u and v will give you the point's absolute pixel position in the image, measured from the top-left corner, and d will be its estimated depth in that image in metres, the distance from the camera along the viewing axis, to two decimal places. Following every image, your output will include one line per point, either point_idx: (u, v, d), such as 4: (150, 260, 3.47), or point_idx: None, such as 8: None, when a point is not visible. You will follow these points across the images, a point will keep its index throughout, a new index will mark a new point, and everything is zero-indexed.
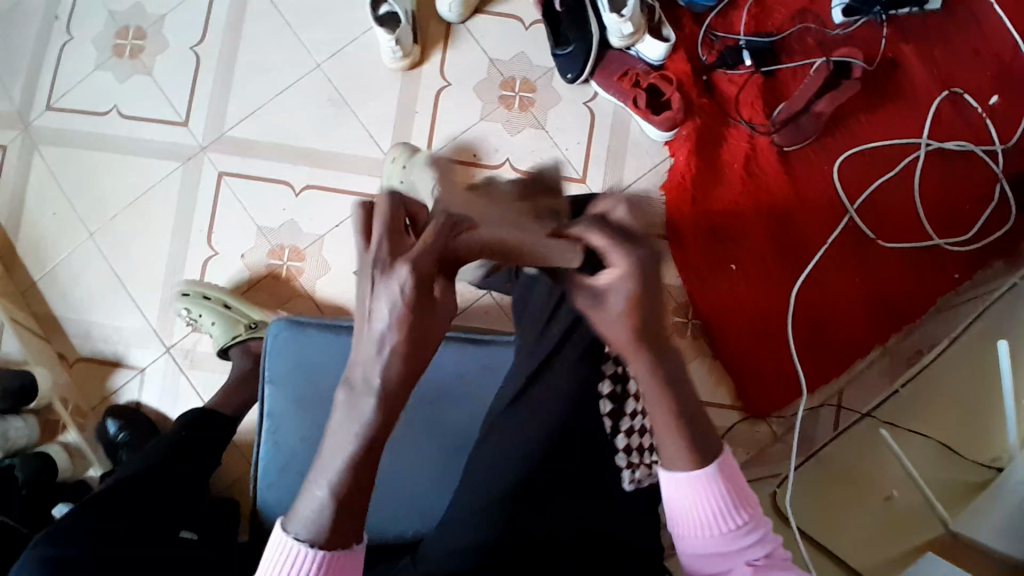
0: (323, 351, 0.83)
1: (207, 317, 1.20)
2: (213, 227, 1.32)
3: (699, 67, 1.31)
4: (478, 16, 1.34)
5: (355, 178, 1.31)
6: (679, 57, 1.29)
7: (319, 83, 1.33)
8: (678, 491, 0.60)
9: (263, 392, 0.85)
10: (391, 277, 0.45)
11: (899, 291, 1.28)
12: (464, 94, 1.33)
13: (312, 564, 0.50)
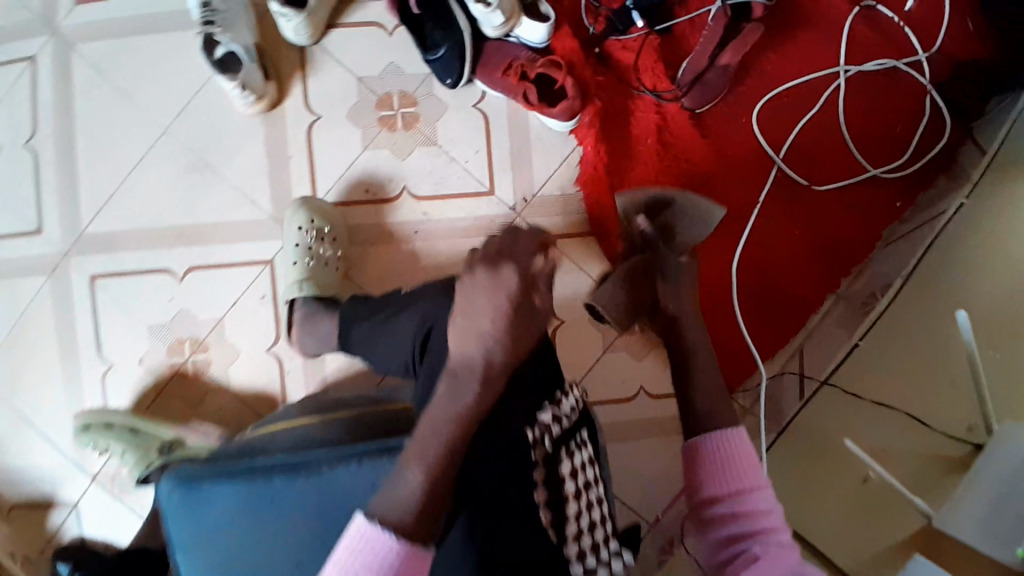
0: (223, 507, 0.73)
1: (117, 447, 1.11)
2: (104, 337, 1.19)
3: (587, 38, 1.17)
4: (332, 32, 1.17)
5: (242, 247, 1.17)
6: (564, 33, 1.15)
7: (174, 149, 1.17)
8: (714, 437, 0.76)
9: (177, 561, 0.76)
10: (500, 280, 0.60)
11: (843, 231, 1.20)
12: (339, 126, 1.18)
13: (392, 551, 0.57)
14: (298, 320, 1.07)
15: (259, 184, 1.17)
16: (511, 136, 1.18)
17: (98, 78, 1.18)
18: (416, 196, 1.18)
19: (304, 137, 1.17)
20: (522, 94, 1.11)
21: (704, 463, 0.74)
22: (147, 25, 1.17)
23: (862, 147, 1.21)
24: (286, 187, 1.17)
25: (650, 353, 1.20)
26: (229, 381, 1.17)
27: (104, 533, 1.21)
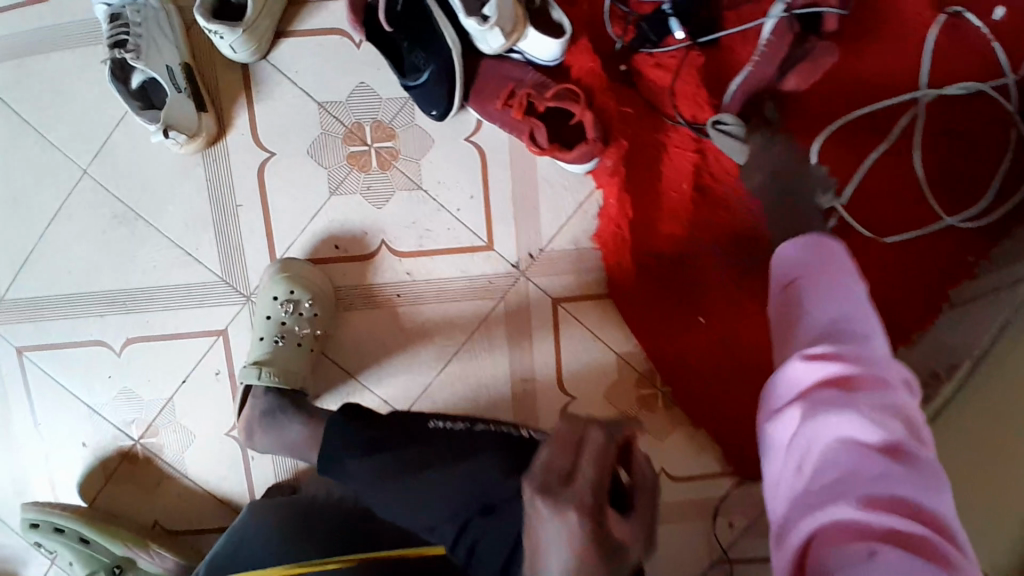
0: None
1: (63, 556, 0.98)
2: (36, 418, 1.01)
3: (610, 53, 0.94)
4: (281, 44, 0.92)
5: (187, 315, 0.97)
6: (580, 48, 0.90)
7: (97, 197, 0.95)
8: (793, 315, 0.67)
9: None
10: (561, 522, 0.47)
11: (897, 295, 0.97)
12: (297, 165, 0.94)
13: None
14: (256, 420, 0.86)
15: (202, 238, 0.95)
16: (514, 178, 0.96)
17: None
18: (397, 252, 0.97)
19: (255, 180, 0.94)
20: (529, 134, 0.87)
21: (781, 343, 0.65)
22: (49, 38, 0.93)
23: (943, 190, 0.97)
24: (235, 243, 0.95)
25: (674, 433, 1.03)
26: (189, 468, 1.01)
27: None
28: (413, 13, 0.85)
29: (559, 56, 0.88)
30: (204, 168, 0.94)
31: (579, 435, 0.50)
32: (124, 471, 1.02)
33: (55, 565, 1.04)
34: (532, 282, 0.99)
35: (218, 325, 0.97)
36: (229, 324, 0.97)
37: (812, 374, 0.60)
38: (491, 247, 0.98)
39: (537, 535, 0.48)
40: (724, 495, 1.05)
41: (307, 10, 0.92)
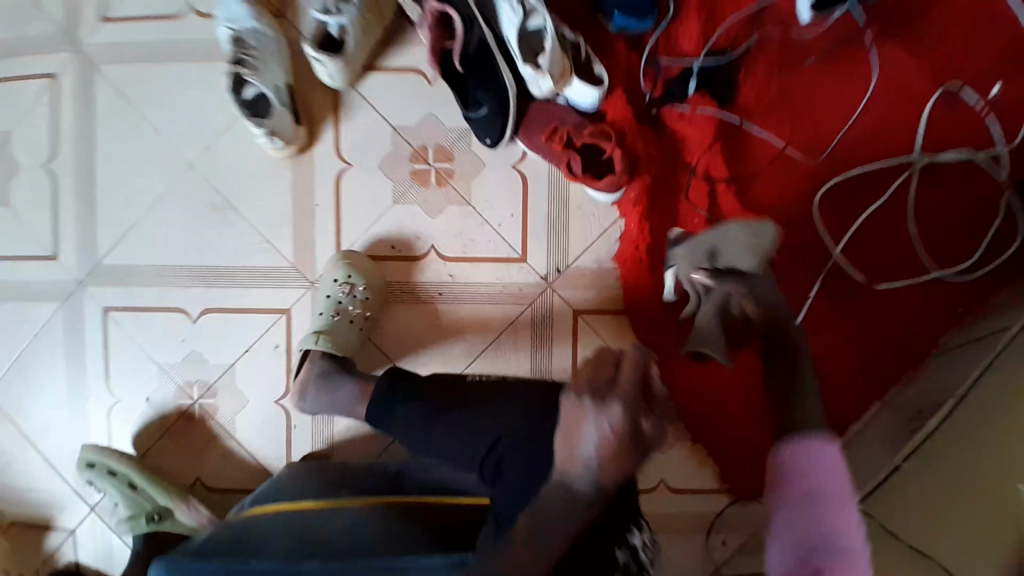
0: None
1: (112, 499, 1.09)
2: (111, 370, 1.15)
3: (642, 103, 1.10)
4: (370, 76, 1.12)
5: (257, 293, 1.12)
6: (617, 98, 1.07)
7: (198, 187, 1.12)
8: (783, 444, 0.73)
9: None
10: (602, 412, 0.59)
11: (893, 331, 1.11)
12: (369, 174, 1.12)
13: None
14: (313, 378, 0.99)
15: (282, 230, 1.12)
16: (550, 202, 1.12)
17: (125, 103, 1.13)
18: (443, 256, 1.12)
19: (332, 186, 1.12)
20: (566, 163, 1.05)
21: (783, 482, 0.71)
22: (175, 48, 1.12)
23: (936, 246, 1.11)
24: (308, 237, 1.12)
25: (676, 445, 1.12)
26: (237, 430, 1.13)
27: (98, 564, 1.17)
28: (480, 60, 1.02)
29: (597, 103, 1.05)
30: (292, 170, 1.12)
31: (614, 357, 0.66)
32: (178, 430, 1.14)
33: (95, 511, 1.17)
34: (558, 294, 1.12)
35: (284, 305, 1.12)
36: (293, 305, 1.12)
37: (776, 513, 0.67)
38: (524, 260, 1.12)
39: (578, 427, 0.60)
40: (720, 512, 1.13)
41: (394, 51, 1.12)
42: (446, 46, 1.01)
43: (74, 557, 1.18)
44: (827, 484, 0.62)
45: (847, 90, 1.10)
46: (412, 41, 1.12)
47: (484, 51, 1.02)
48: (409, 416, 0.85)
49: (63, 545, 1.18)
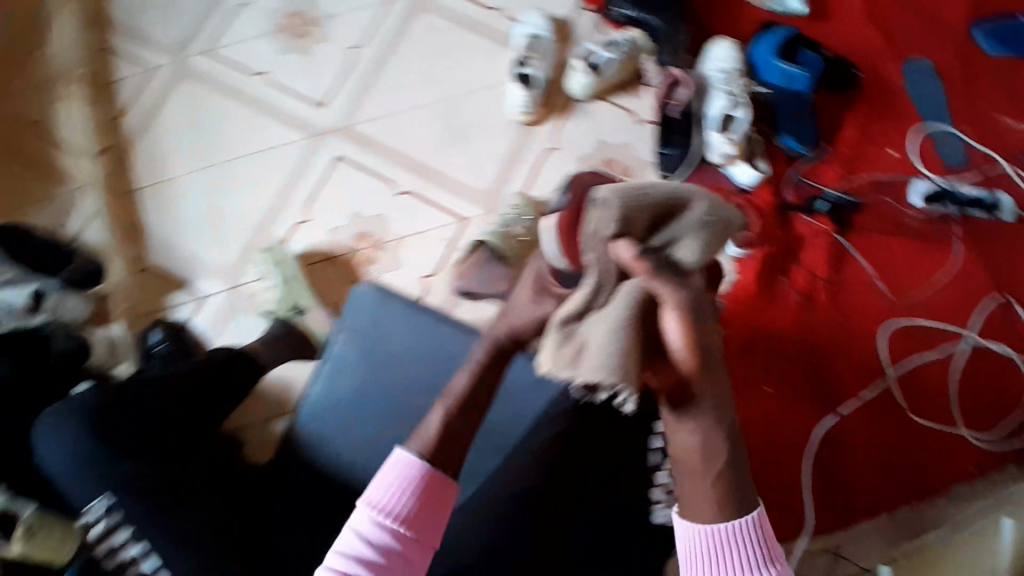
0: (399, 325, 0.96)
1: (269, 285, 1.30)
2: (313, 197, 1.37)
3: (782, 203, 1.39)
4: (601, 101, 1.44)
5: (449, 198, 1.37)
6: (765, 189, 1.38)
7: (447, 111, 1.42)
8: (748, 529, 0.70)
9: (335, 337, 0.97)
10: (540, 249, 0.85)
11: (915, 458, 1.27)
12: (568, 161, 1.40)
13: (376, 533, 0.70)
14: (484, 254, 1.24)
15: (490, 166, 1.39)
16: None
17: (426, 36, 1.46)
18: None
19: (537, 156, 1.40)
20: None
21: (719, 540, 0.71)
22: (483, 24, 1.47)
23: (971, 412, 1.29)
24: (505, 180, 1.38)
25: None
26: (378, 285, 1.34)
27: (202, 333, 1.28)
28: (686, 120, 1.38)
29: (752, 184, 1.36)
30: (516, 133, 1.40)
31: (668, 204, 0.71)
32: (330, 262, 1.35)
33: (234, 291, 1.30)
34: None
35: (463, 214, 1.36)
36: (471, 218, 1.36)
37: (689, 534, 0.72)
38: None
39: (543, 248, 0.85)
40: None
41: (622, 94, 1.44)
42: (667, 102, 1.39)
43: (185, 319, 1.28)
44: (731, 546, 0.69)
45: (934, 266, 1.37)
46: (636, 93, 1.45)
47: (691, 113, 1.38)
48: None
49: (183, 306, 1.29)
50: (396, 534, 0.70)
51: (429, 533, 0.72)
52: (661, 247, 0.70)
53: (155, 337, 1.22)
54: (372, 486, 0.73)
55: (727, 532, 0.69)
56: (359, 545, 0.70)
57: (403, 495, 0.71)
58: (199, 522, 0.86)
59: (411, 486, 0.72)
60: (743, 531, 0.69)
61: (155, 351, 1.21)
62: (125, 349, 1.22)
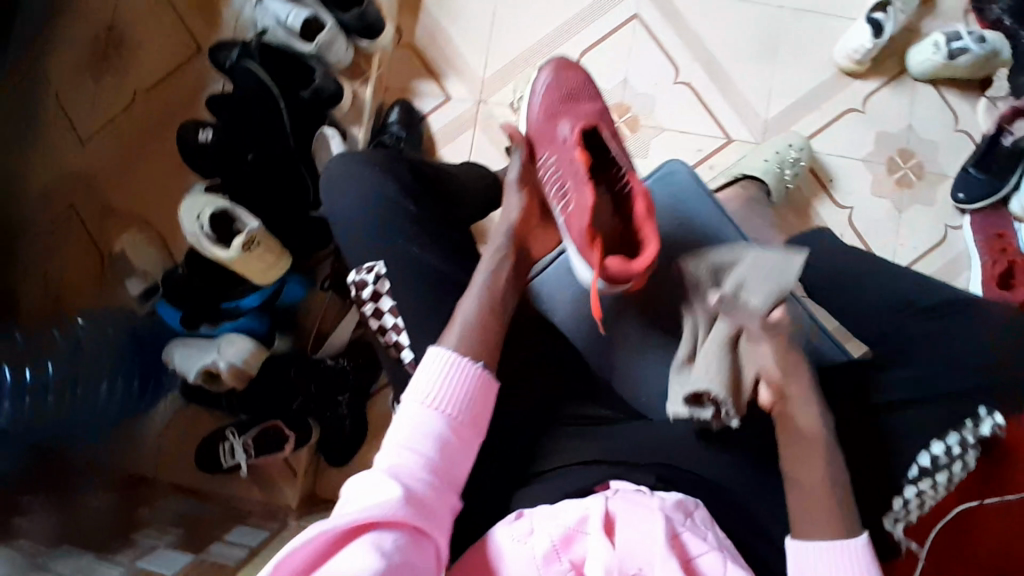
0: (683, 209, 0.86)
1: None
2: (594, 49, 1.22)
3: None
4: (937, 84, 1.20)
5: (727, 112, 1.21)
6: None
7: (771, 21, 1.22)
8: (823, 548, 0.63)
9: None
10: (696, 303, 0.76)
11: None
12: (865, 130, 1.20)
13: (439, 427, 0.63)
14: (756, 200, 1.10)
15: (780, 101, 1.21)
16: (942, 264, 1.18)
17: None
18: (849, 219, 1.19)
19: (833, 113, 1.21)
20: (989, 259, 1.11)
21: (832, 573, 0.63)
22: None
23: None
24: (790, 121, 1.21)
25: None
26: None
27: (436, 131, 1.21)
28: (1012, 156, 1.10)
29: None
30: (829, 79, 1.21)
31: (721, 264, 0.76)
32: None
33: (478, 105, 1.22)
34: None
35: (733, 135, 1.21)
36: (738, 141, 1.21)
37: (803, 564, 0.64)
38: None
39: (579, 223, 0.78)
40: None
41: (955, 91, 1.19)
42: (1002, 129, 1.10)
43: (426, 111, 1.22)
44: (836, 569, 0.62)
45: None
46: (975, 98, 1.19)
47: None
48: (841, 260, 0.81)
49: (427, 97, 1.22)
50: (457, 429, 0.64)
51: (481, 424, 0.66)
52: (730, 294, 0.72)
53: (393, 117, 1.18)
54: (417, 381, 0.65)
55: (829, 555, 0.63)
56: (422, 449, 0.61)
57: (461, 395, 0.65)
58: (428, 310, 0.72)
59: (468, 386, 0.65)
60: (850, 554, 0.62)
61: (391, 130, 1.17)
62: (364, 117, 1.17)
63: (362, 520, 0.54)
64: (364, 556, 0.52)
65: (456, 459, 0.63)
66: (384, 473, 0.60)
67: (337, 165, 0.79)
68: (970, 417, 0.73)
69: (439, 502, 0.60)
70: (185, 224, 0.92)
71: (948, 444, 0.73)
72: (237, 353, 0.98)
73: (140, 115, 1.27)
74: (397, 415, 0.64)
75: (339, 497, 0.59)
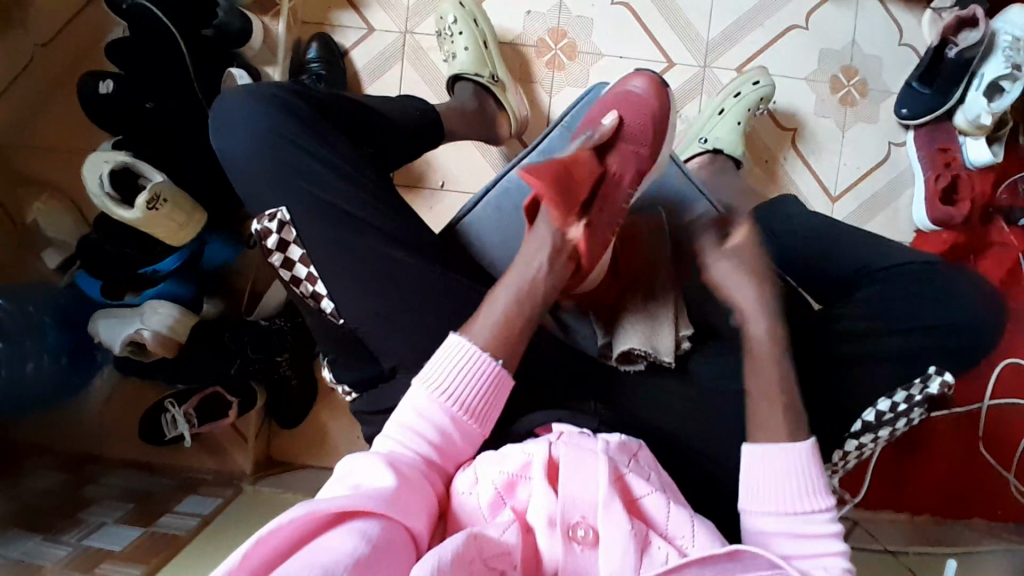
0: None
1: (463, 40, 1.06)
2: None
3: (990, 198, 1.10)
4: None
5: (667, 33, 1.16)
6: (984, 177, 1.10)
7: None
8: (766, 460, 0.63)
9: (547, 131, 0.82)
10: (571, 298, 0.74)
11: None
12: (809, 47, 1.16)
13: (448, 416, 0.61)
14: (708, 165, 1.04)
15: (722, 20, 1.16)
16: (885, 183, 1.16)
17: None
18: (794, 145, 1.17)
19: (774, 33, 1.16)
20: (935, 175, 1.10)
21: (783, 486, 0.62)
22: None
23: None
24: (732, 40, 1.16)
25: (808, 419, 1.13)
26: (555, 97, 1.16)
27: (361, 69, 1.14)
28: (956, 71, 1.05)
29: (976, 168, 1.10)
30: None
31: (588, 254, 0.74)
32: (512, 51, 1.16)
33: (403, 37, 1.14)
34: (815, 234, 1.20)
35: (674, 58, 1.16)
36: (680, 65, 1.16)
37: (752, 485, 0.63)
38: (833, 201, 1.17)
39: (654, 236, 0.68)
40: None
41: (898, 3, 1.15)
42: (947, 41, 1.06)
43: (349, 45, 1.14)
44: (778, 475, 0.63)
45: None
46: (919, 12, 1.15)
47: (967, 66, 1.05)
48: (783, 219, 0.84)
49: (349, 30, 1.14)
50: (463, 425, 0.62)
51: (491, 419, 0.63)
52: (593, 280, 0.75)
53: (311, 53, 1.10)
54: (437, 364, 0.63)
55: (770, 461, 0.63)
56: (422, 436, 0.60)
57: (488, 392, 0.63)
58: (349, 260, 0.68)
59: (488, 383, 0.62)
60: (797, 459, 0.63)
61: (311, 67, 1.09)
62: (279, 55, 1.10)
63: (349, 507, 0.50)
64: (380, 479, 0.55)
65: (486, 412, 0.63)
66: (413, 411, 0.61)
67: (248, 104, 0.72)
68: (919, 376, 0.72)
69: (465, 445, 0.62)
70: (86, 184, 0.84)
71: (895, 401, 0.72)
72: (161, 321, 0.93)
73: (42, 68, 1.15)
74: (409, 395, 0.62)
75: (333, 474, 0.57)
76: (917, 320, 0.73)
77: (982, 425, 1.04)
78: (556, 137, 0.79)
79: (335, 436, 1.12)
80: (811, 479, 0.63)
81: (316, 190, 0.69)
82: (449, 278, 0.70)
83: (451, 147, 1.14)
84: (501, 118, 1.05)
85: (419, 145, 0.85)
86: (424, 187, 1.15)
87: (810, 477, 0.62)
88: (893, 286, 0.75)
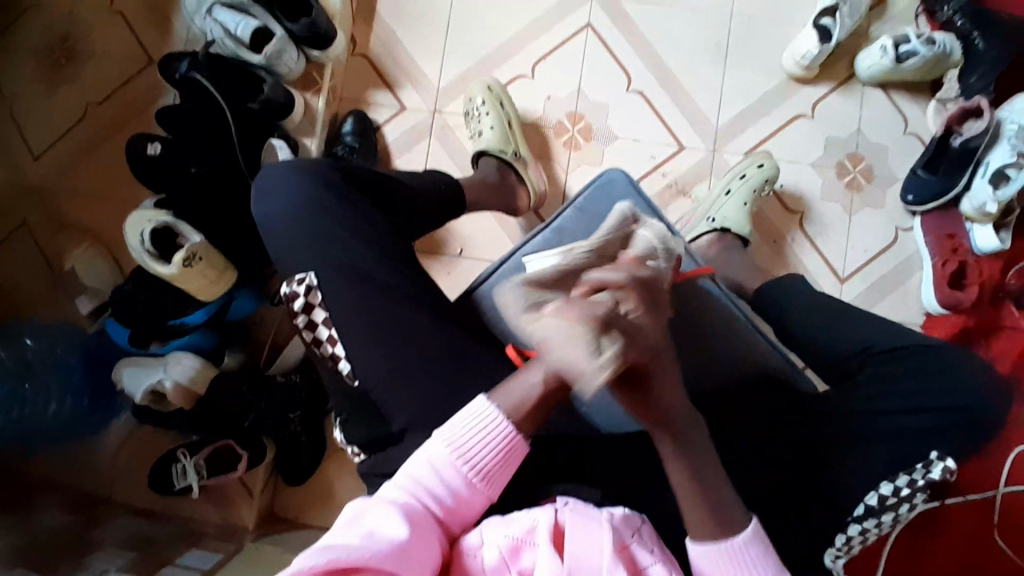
0: (634, 215, 0.86)
1: (489, 120, 1.14)
2: (548, 58, 1.25)
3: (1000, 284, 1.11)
4: (883, 88, 1.22)
5: (679, 119, 1.23)
6: (991, 263, 1.11)
7: (718, 27, 1.24)
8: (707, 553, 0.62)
9: (563, 211, 0.88)
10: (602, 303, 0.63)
11: None
12: (817, 135, 1.22)
13: (459, 481, 0.62)
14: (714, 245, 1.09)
15: (732, 107, 1.23)
16: (892, 266, 1.19)
17: None
18: (802, 228, 1.21)
19: (782, 120, 1.22)
20: (944, 261, 1.12)
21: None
22: None
23: None
24: (741, 128, 1.22)
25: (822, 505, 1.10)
26: (571, 174, 1.22)
27: (391, 142, 1.23)
28: (960, 158, 1.09)
29: (983, 253, 1.11)
30: (780, 85, 1.23)
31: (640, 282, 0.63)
32: (532, 131, 1.24)
33: (432, 115, 1.23)
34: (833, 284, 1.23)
35: (684, 143, 1.22)
36: (691, 148, 1.22)
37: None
38: (841, 282, 1.19)
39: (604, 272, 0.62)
40: None
41: (904, 95, 1.21)
42: (952, 130, 1.09)
43: (382, 121, 1.23)
44: (741, 563, 0.62)
45: None
46: (924, 103, 1.21)
47: (971, 154, 1.08)
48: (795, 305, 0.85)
49: (383, 108, 1.23)
50: (474, 488, 0.63)
51: (498, 487, 0.65)
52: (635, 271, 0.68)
53: (347, 127, 1.19)
54: (452, 423, 0.65)
55: (712, 555, 0.62)
56: (433, 495, 0.61)
57: (501, 455, 0.64)
58: (366, 324, 0.71)
59: (502, 445, 0.64)
60: (740, 549, 0.62)
61: (345, 139, 1.18)
62: (317, 127, 1.18)
63: (356, 562, 0.51)
64: (392, 528, 0.56)
65: (496, 476, 0.64)
66: (427, 464, 0.62)
67: (296, 172, 0.78)
68: (920, 461, 0.71)
69: (471, 506, 0.63)
70: (128, 239, 0.92)
71: (897, 485, 0.71)
72: (182, 372, 0.99)
73: (95, 131, 1.25)
74: (423, 450, 0.63)
75: (341, 514, 0.58)
76: (924, 403, 0.73)
77: (997, 510, 0.99)
78: (568, 217, 0.87)
79: (340, 494, 1.13)
80: (758, 563, 0.62)
81: (340, 257, 0.74)
82: (462, 345, 0.73)
83: (471, 218, 1.20)
84: (521, 191, 1.11)
85: (440, 215, 0.90)
86: (444, 253, 1.20)
87: (761, 559, 0.62)
88: (899, 367, 0.75)
